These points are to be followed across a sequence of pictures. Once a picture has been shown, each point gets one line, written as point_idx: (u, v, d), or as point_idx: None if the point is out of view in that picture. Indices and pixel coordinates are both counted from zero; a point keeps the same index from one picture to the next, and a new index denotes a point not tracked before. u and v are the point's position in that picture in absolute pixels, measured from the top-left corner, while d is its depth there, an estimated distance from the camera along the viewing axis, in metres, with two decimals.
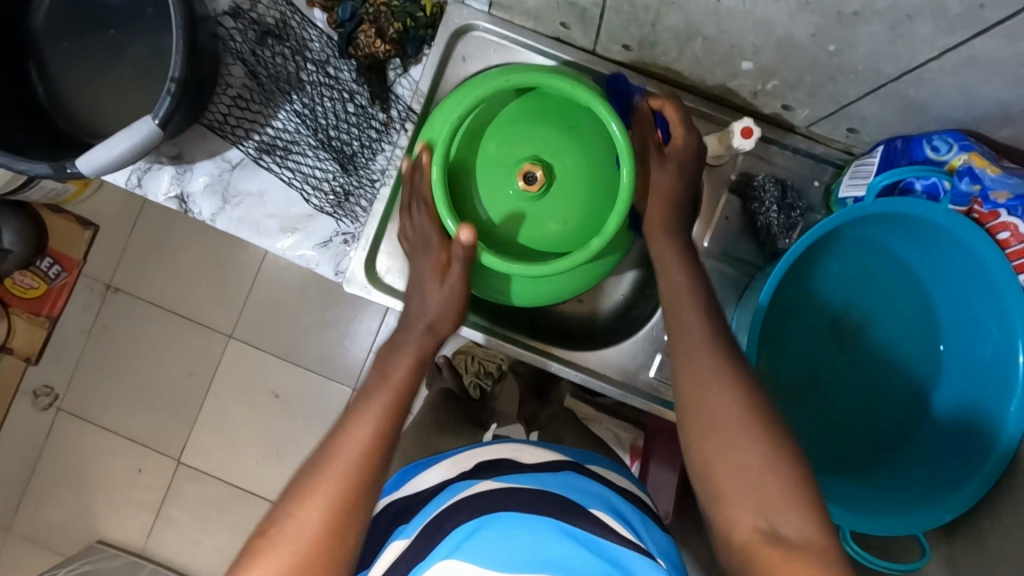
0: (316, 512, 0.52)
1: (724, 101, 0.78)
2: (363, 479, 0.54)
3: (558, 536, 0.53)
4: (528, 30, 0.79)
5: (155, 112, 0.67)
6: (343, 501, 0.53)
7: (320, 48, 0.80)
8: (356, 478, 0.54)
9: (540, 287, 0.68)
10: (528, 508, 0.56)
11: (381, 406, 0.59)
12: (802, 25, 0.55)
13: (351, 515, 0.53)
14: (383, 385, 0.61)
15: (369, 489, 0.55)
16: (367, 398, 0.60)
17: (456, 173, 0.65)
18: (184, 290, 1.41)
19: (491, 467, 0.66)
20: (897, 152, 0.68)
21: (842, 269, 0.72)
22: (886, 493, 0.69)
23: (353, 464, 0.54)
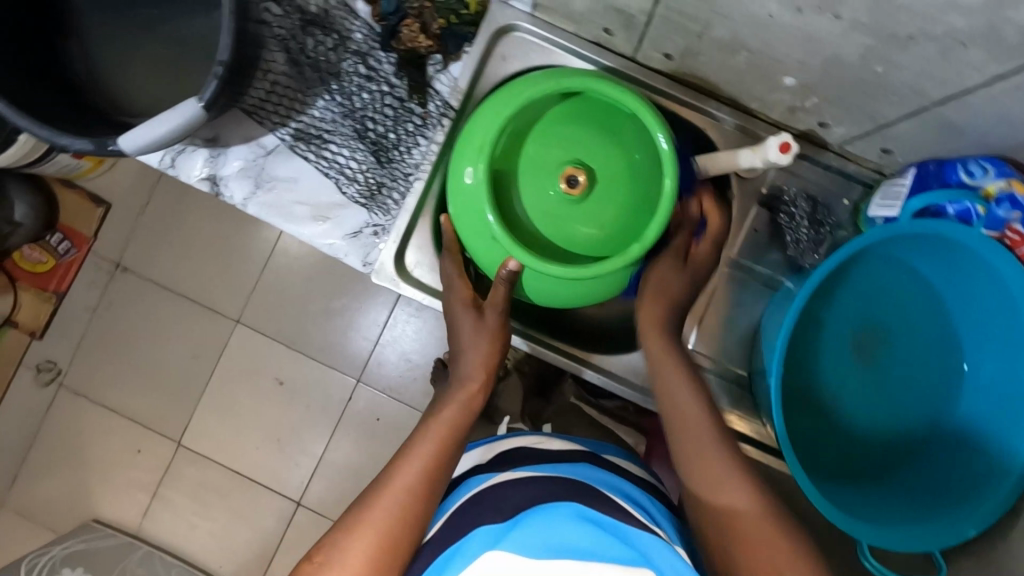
0: (377, 522, 0.58)
1: (759, 114, 0.79)
2: (413, 515, 0.59)
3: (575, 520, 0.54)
4: (569, 33, 0.80)
5: (201, 94, 0.67)
6: (390, 542, 0.57)
7: (363, 39, 0.81)
8: (412, 495, 0.60)
9: (576, 291, 0.68)
10: (559, 497, 0.58)
11: (432, 439, 0.65)
12: (852, 45, 0.56)
13: (396, 550, 0.57)
14: (434, 423, 0.67)
15: (416, 520, 0.59)
16: (416, 437, 0.66)
17: (496, 173, 0.65)
18: (193, 272, 1.41)
19: (521, 457, 0.69)
20: (929, 175, 0.70)
21: (863, 287, 0.73)
22: (898, 508, 0.70)
23: (412, 479, 0.61)
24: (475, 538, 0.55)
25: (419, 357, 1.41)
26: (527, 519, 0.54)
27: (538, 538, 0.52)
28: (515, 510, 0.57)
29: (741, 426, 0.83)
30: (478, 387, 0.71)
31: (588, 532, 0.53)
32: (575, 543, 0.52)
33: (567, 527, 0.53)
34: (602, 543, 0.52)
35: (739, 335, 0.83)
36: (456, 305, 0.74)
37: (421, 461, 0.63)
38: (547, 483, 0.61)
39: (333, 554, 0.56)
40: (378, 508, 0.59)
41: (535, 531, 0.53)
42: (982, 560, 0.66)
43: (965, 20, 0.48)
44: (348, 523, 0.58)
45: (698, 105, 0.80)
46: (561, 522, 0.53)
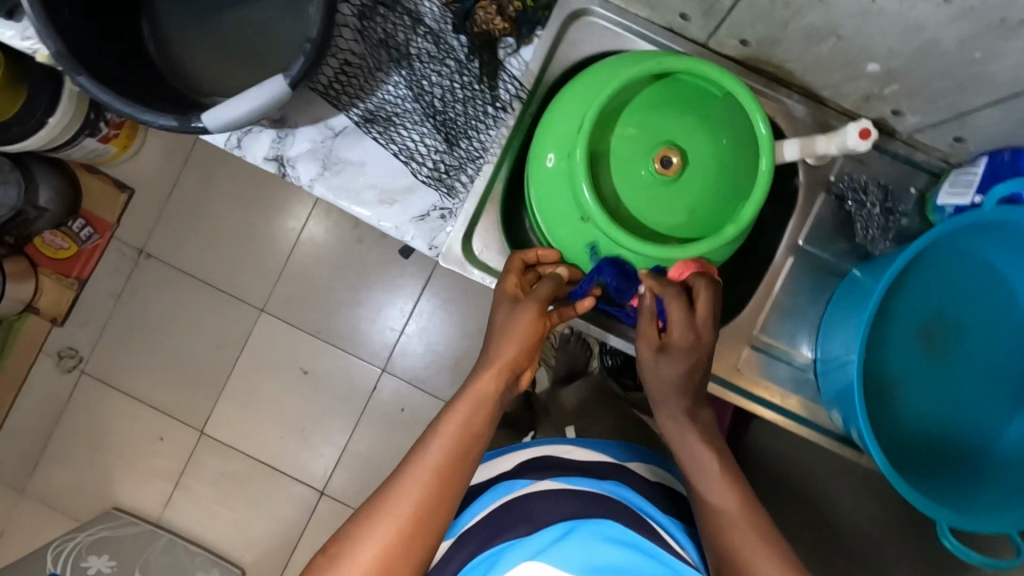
0: (386, 531, 0.56)
1: (830, 103, 0.80)
2: (424, 520, 0.57)
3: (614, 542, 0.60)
4: (642, 19, 0.80)
5: (289, 72, 0.66)
6: (400, 551, 0.56)
7: (434, 20, 0.80)
8: (422, 512, 0.57)
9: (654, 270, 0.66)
10: (596, 513, 0.63)
11: (450, 436, 0.60)
12: (953, 31, 0.58)
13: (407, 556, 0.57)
14: (451, 416, 0.61)
15: (428, 525, 0.58)
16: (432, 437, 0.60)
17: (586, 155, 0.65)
18: (219, 259, 1.40)
19: (543, 464, 0.71)
20: (1003, 164, 0.72)
21: (937, 276, 0.74)
22: (969, 493, 0.71)
23: (427, 484, 0.58)
24: (514, 549, 0.60)
25: (444, 348, 1.40)
26: (573, 534, 0.60)
27: (579, 554, 0.59)
28: (556, 519, 0.62)
29: (800, 411, 0.84)
30: (504, 376, 0.64)
31: (621, 552, 0.59)
32: (610, 560, 0.58)
33: (602, 547, 0.59)
34: (630, 560, 0.59)
35: (805, 323, 0.84)
36: (501, 291, 0.67)
37: (433, 463, 0.59)
38: (576, 495, 0.65)
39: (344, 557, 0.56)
40: (390, 514, 0.57)
41: (573, 547, 0.59)
42: None
43: None
44: (357, 524, 0.57)
45: (771, 92, 0.80)
46: (597, 544, 0.60)
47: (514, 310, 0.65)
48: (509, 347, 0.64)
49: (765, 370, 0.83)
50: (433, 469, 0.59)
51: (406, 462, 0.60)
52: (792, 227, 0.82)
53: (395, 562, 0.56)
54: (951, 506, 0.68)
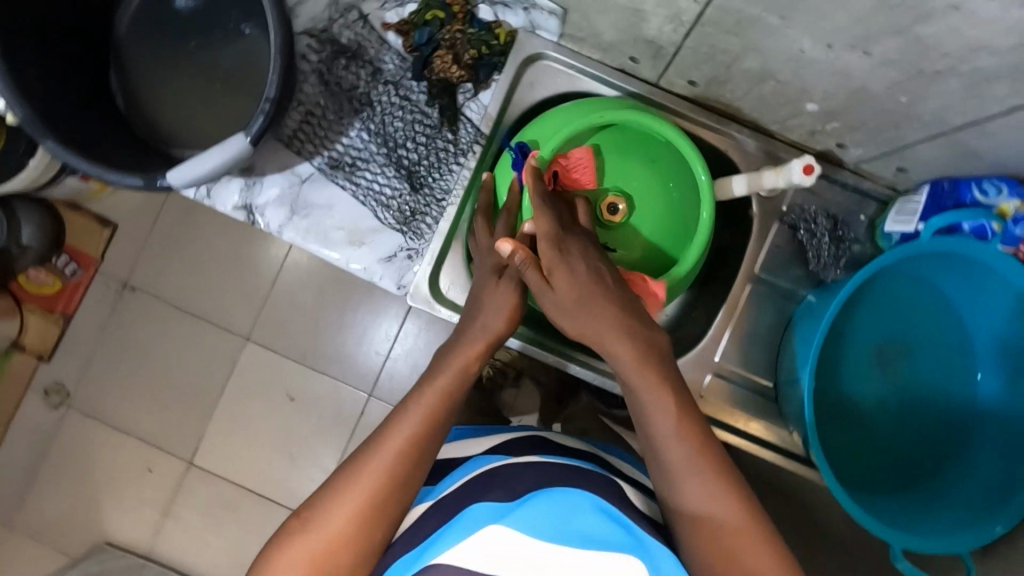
0: (356, 498, 0.53)
1: (778, 136, 0.83)
2: (396, 488, 0.55)
3: (590, 510, 0.53)
4: (595, 61, 0.83)
5: (248, 129, 0.68)
6: (374, 514, 0.54)
7: (395, 69, 0.84)
8: (392, 481, 0.55)
9: None
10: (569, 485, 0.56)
11: (426, 408, 0.58)
12: (880, 78, 0.60)
13: (375, 525, 0.54)
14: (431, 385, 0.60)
15: (397, 496, 0.55)
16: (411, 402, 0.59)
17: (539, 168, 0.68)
18: (203, 290, 1.41)
19: (524, 444, 0.68)
20: (943, 193, 0.73)
21: (887, 300, 0.77)
22: (925, 513, 0.73)
23: (399, 453, 0.56)
24: (474, 512, 0.53)
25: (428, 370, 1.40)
26: (539, 500, 0.53)
27: (545, 518, 0.51)
28: (523, 490, 0.55)
29: (766, 434, 0.86)
30: (478, 354, 0.62)
31: (601, 524, 0.52)
32: (584, 529, 0.51)
33: (578, 515, 0.52)
34: (607, 531, 0.51)
35: (765, 348, 0.86)
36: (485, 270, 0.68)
37: (407, 435, 0.57)
38: (552, 470, 0.59)
39: (311, 522, 0.53)
40: (361, 482, 0.54)
41: (542, 511, 0.52)
42: (1008, 561, 0.69)
43: (993, 59, 0.51)
44: (324, 495, 0.54)
45: (720, 129, 0.83)
46: (572, 510, 0.53)
47: (496, 288, 0.66)
48: (475, 328, 0.64)
49: (726, 397, 0.86)
50: (409, 437, 0.57)
51: (377, 436, 0.57)
52: (748, 258, 0.85)
53: (365, 529, 0.53)
54: (904, 525, 0.71)
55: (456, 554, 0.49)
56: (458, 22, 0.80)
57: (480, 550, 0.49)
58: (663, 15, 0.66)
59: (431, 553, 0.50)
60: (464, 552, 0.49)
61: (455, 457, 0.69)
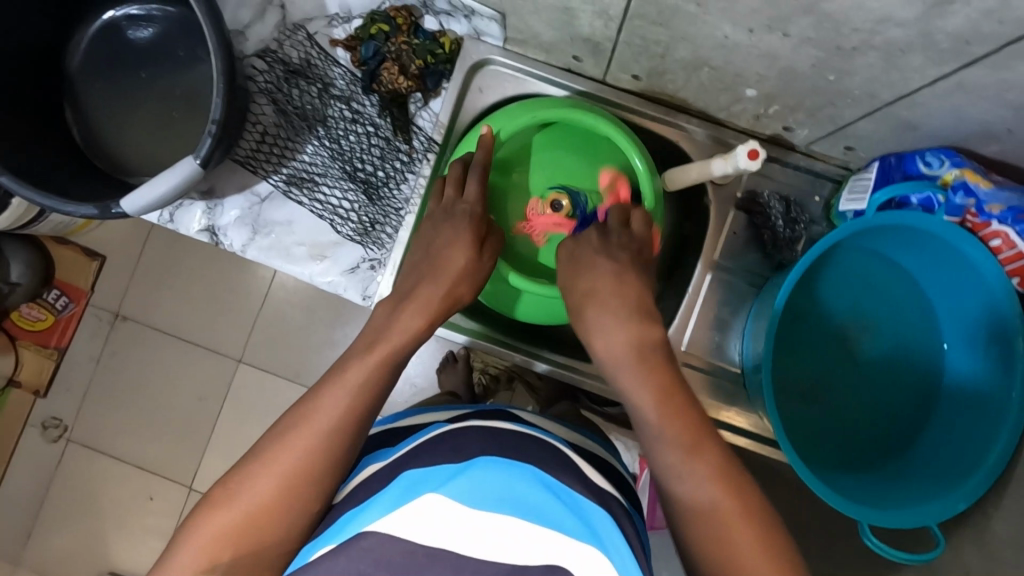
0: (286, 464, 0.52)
1: (727, 124, 0.83)
2: (329, 453, 0.54)
3: (535, 483, 0.49)
4: (541, 62, 0.84)
5: (196, 152, 0.70)
6: (300, 483, 0.52)
7: (345, 84, 0.85)
8: (317, 452, 0.53)
9: (537, 306, 0.78)
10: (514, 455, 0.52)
11: (371, 390, 0.57)
12: (804, 57, 0.61)
13: (306, 494, 0.52)
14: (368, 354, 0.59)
15: (331, 465, 0.54)
16: (340, 370, 0.57)
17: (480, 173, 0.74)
18: (192, 314, 1.38)
19: (486, 414, 0.65)
20: (891, 168, 0.72)
21: (844, 277, 0.77)
22: (895, 488, 0.74)
23: (337, 419, 0.54)
24: (418, 479, 0.49)
25: (423, 380, 1.25)
26: (478, 468, 0.49)
27: (482, 489, 0.48)
28: (466, 454, 0.51)
29: (740, 421, 0.86)
30: (428, 326, 0.63)
31: (549, 500, 0.48)
32: (532, 506, 0.48)
33: (522, 483, 0.49)
34: (548, 507, 0.48)
35: (730, 334, 0.86)
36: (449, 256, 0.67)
37: (345, 400, 0.55)
38: (511, 436, 0.56)
39: (240, 485, 0.51)
40: (291, 444, 0.53)
41: (485, 479, 0.48)
42: (979, 528, 0.68)
43: (900, 31, 0.52)
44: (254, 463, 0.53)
45: (669, 120, 0.84)
46: (518, 479, 0.49)
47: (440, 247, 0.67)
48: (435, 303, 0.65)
49: (695, 385, 0.86)
50: (340, 405, 0.55)
51: (313, 400, 0.55)
52: (706, 246, 0.85)
53: (292, 496, 0.52)
54: (872, 501, 0.71)
55: (388, 523, 0.46)
56: (403, 34, 0.82)
57: (414, 519, 0.46)
58: (591, 11, 0.67)
59: (364, 519, 0.48)
60: (397, 520, 0.46)
61: (412, 427, 0.67)
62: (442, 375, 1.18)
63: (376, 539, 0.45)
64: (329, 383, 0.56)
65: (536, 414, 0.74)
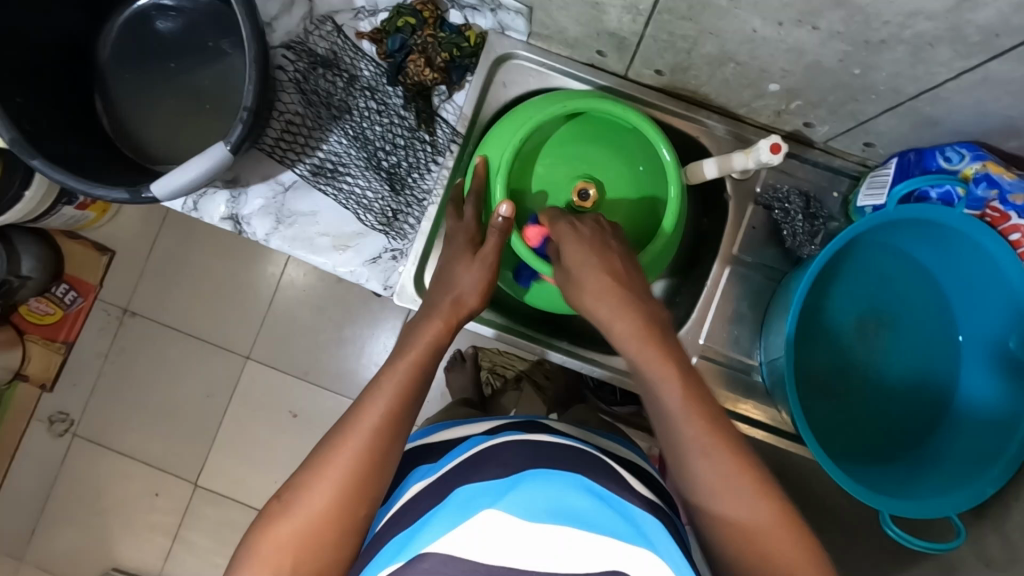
0: (338, 472, 0.54)
1: (747, 120, 0.85)
2: (377, 460, 0.55)
3: (581, 491, 0.51)
4: (565, 58, 0.85)
5: (228, 138, 0.71)
6: (353, 491, 0.54)
7: (371, 76, 0.86)
8: (364, 463, 0.55)
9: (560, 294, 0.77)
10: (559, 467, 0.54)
11: (402, 377, 0.59)
12: (831, 52, 0.62)
13: (357, 502, 0.54)
14: (400, 360, 0.61)
15: (379, 473, 0.55)
16: (385, 373, 0.60)
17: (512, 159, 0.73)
18: (201, 310, 1.38)
19: (524, 426, 0.66)
20: (910, 163, 0.73)
21: (862, 273, 0.79)
22: (916, 481, 0.74)
23: (380, 424, 0.56)
24: (468, 501, 0.50)
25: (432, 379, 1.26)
26: (527, 482, 0.51)
27: (536, 501, 0.49)
28: (514, 470, 0.54)
29: (757, 415, 0.86)
30: (449, 328, 0.65)
31: (595, 506, 0.50)
32: (579, 510, 0.49)
33: (571, 493, 0.50)
34: (594, 512, 0.49)
35: (748, 328, 0.87)
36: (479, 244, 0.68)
37: (384, 408, 0.57)
38: (555, 449, 0.58)
39: (295, 497, 0.53)
40: (342, 454, 0.55)
41: (534, 494, 0.50)
42: (997, 519, 0.69)
43: (929, 24, 0.54)
44: (306, 474, 0.55)
45: (690, 115, 0.85)
46: (569, 491, 0.51)
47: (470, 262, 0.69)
48: (445, 299, 0.67)
49: (712, 378, 0.86)
50: (381, 415, 0.57)
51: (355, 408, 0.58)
52: (726, 239, 0.86)
53: (345, 505, 0.53)
54: (895, 493, 0.72)
55: (442, 543, 0.46)
56: (429, 27, 0.83)
57: (469, 538, 0.46)
58: (620, 6, 0.68)
59: (421, 540, 0.48)
60: (453, 541, 0.46)
61: (445, 440, 0.67)
62: (450, 372, 1.19)
63: (434, 560, 0.45)
64: (369, 393, 0.59)
65: (567, 424, 0.75)
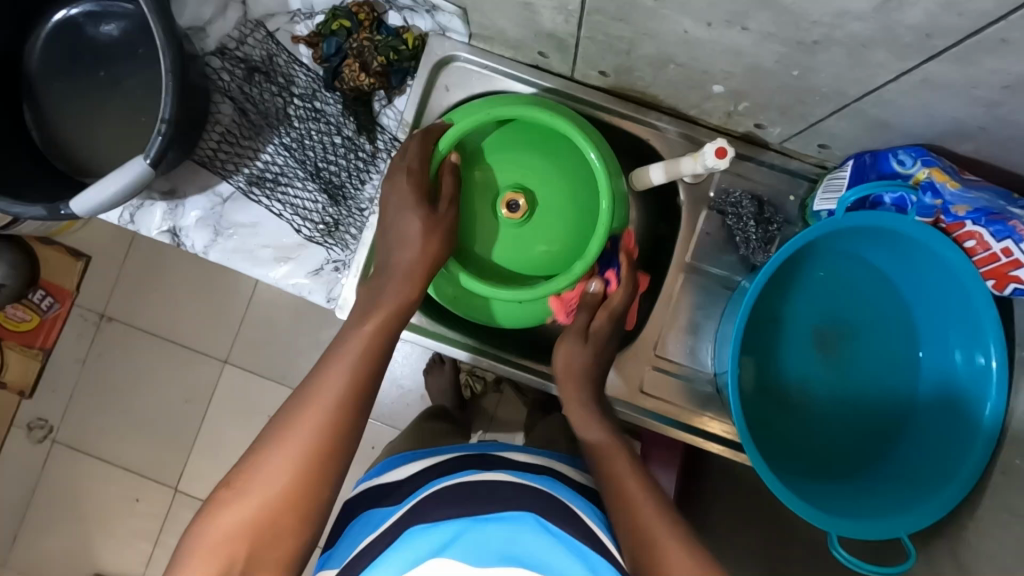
0: (272, 483, 0.52)
1: (699, 121, 0.81)
2: (339, 423, 0.55)
3: (535, 528, 0.51)
4: (507, 59, 0.81)
5: (146, 151, 0.68)
6: (319, 457, 0.53)
7: (306, 83, 0.83)
8: (328, 425, 0.54)
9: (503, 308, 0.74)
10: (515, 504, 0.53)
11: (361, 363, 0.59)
12: (768, 53, 0.59)
13: (320, 471, 0.53)
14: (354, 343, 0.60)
15: (325, 468, 0.54)
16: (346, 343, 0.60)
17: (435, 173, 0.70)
18: (185, 312, 1.32)
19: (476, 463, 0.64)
20: (866, 166, 0.69)
21: (817, 281, 0.75)
22: (870, 498, 0.71)
23: (343, 387, 0.56)
24: (419, 538, 0.51)
25: (410, 381, 1.19)
26: (480, 526, 0.51)
27: (490, 544, 0.49)
28: (461, 513, 0.53)
29: (714, 427, 0.83)
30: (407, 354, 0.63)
31: (553, 548, 0.50)
32: (536, 556, 0.49)
33: (527, 533, 0.50)
34: (553, 555, 0.49)
35: (705, 337, 0.84)
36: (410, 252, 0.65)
37: (348, 373, 0.57)
38: (505, 487, 0.56)
39: (255, 470, 0.52)
40: (303, 415, 0.54)
41: (485, 538, 0.50)
42: (952, 540, 0.66)
43: (860, 24, 0.50)
44: (229, 489, 0.52)
45: (638, 117, 0.81)
46: (519, 529, 0.51)
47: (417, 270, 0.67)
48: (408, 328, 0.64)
49: (669, 390, 0.83)
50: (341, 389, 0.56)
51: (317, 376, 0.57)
52: (678, 248, 0.83)
53: (311, 471, 0.53)
54: (846, 511, 0.69)
55: None
56: (365, 31, 0.80)
57: None
58: (550, 7, 0.65)
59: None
60: None
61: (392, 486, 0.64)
62: (432, 376, 1.13)
63: None
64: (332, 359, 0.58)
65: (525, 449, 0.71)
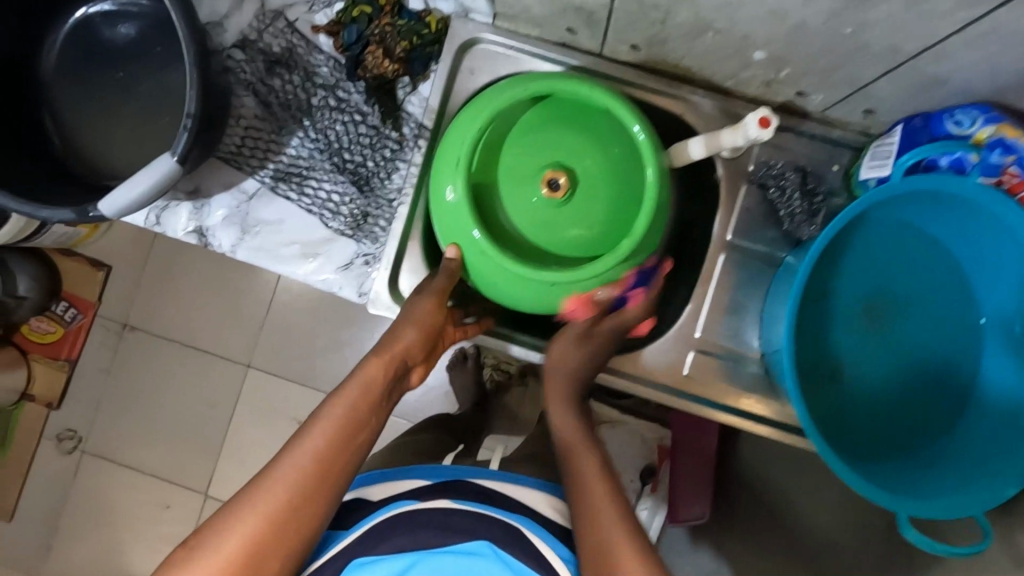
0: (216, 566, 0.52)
1: (735, 92, 0.78)
2: (315, 477, 0.57)
3: (484, 555, 0.58)
4: (534, 38, 0.78)
5: (173, 148, 0.67)
6: (290, 512, 0.55)
7: (329, 73, 0.82)
8: (305, 477, 0.56)
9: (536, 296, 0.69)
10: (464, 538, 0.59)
11: (342, 422, 0.59)
12: (818, 11, 0.56)
13: (289, 524, 0.55)
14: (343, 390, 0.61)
15: (297, 523, 0.55)
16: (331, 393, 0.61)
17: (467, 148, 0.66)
18: (206, 316, 1.31)
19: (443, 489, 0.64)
20: (917, 129, 0.66)
21: (867, 253, 0.72)
22: (930, 477, 0.68)
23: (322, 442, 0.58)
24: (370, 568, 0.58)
25: (434, 378, 1.17)
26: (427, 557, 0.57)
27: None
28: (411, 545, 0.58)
29: (761, 409, 0.81)
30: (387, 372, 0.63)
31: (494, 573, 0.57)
32: None
33: (477, 562, 0.57)
34: None
35: (747, 316, 0.81)
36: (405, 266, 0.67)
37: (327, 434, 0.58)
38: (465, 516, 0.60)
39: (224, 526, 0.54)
40: (278, 470, 0.56)
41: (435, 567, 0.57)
42: None
43: None
44: (186, 548, 0.54)
45: (673, 92, 0.78)
46: (470, 559, 0.58)
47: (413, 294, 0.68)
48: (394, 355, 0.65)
49: (711, 371, 0.81)
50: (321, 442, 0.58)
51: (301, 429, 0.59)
52: (717, 224, 0.80)
53: (281, 528, 0.54)
54: (908, 490, 0.66)
55: None
56: (386, 16, 0.78)
57: None
58: None
59: None
60: None
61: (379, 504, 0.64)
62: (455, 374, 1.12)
63: None
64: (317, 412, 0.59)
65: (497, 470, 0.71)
